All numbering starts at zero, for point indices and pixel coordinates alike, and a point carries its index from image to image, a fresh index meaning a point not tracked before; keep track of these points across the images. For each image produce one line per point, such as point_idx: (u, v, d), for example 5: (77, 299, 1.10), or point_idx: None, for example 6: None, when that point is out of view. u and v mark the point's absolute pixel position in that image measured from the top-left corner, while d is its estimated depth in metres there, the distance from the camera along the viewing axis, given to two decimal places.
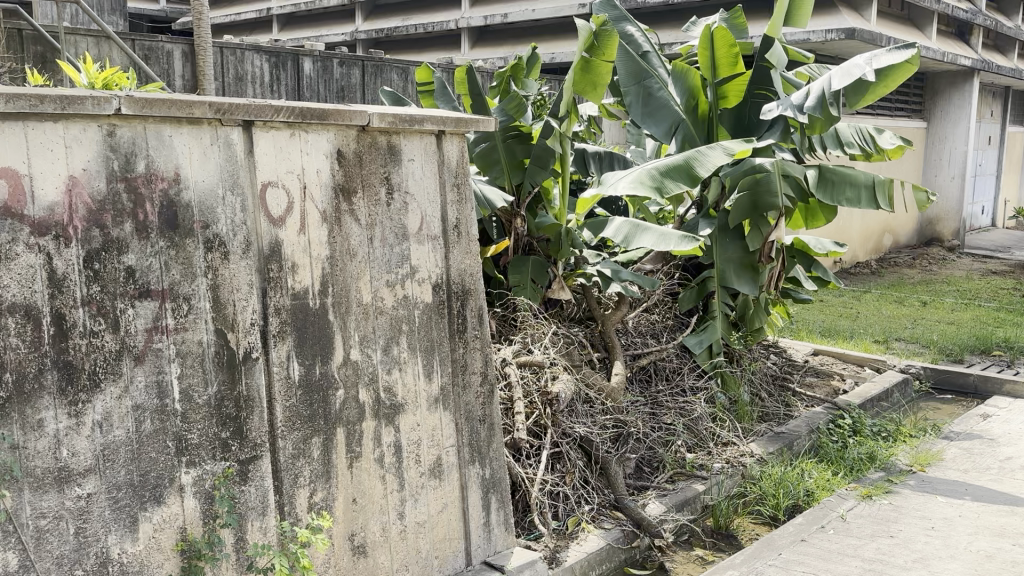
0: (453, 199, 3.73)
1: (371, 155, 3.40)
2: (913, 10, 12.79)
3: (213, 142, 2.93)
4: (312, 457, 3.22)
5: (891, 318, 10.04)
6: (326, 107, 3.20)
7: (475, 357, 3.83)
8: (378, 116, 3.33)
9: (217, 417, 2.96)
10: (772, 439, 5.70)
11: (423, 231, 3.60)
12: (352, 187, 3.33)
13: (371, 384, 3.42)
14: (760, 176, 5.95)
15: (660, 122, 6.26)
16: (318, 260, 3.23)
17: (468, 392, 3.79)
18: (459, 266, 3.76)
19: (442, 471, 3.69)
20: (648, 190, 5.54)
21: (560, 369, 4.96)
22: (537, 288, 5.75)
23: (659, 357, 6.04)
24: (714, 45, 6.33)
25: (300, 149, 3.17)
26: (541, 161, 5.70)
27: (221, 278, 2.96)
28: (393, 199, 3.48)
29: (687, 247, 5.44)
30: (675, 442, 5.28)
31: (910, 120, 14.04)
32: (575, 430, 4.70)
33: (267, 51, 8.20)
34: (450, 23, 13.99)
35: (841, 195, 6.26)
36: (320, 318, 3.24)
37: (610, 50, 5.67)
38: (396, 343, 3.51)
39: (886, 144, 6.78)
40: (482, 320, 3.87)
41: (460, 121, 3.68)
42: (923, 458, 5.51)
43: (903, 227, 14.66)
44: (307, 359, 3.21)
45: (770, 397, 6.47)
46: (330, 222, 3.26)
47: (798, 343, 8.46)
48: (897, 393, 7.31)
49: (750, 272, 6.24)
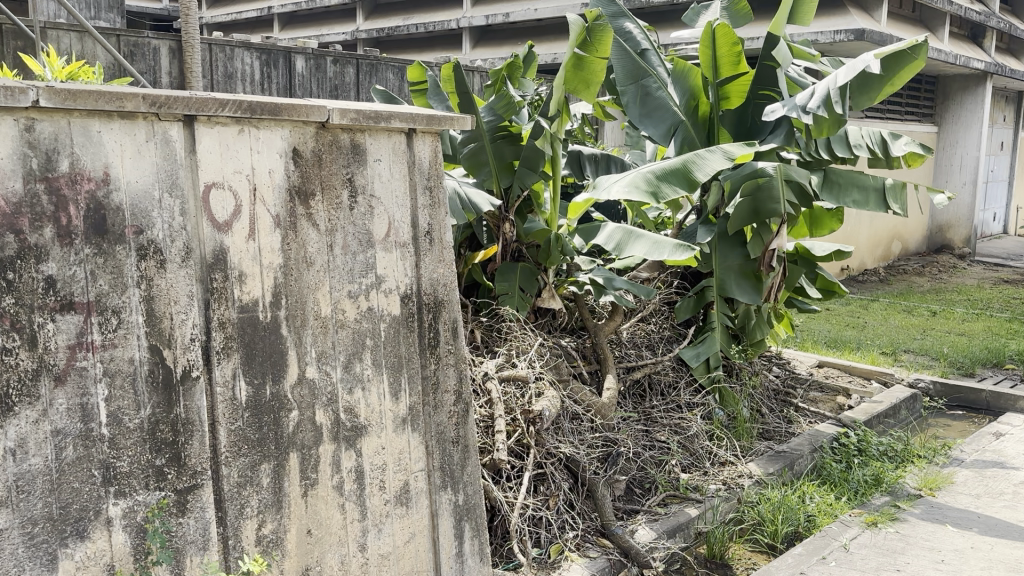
0: (425, 203, 3.44)
1: (331, 154, 3.12)
2: (924, 12, 12.48)
3: (148, 139, 2.65)
4: (261, 486, 2.95)
5: (900, 329, 9.72)
6: (280, 101, 2.92)
7: (448, 374, 3.54)
8: (338, 111, 3.05)
9: (151, 443, 2.68)
10: (772, 459, 5.39)
11: (391, 237, 3.31)
12: (310, 189, 3.05)
13: (330, 405, 3.13)
14: (762, 180, 5.62)
15: (658, 123, 5.97)
16: (270, 269, 2.95)
17: (440, 412, 3.50)
18: (431, 276, 3.47)
19: (409, 498, 3.39)
20: (642, 194, 5.25)
21: (546, 385, 4.66)
22: (526, 297, 5.47)
23: (654, 370, 5.74)
24: (716, 43, 6.02)
25: (250, 148, 2.89)
26: (531, 163, 5.42)
27: (155, 290, 2.68)
28: (356, 202, 3.19)
29: (683, 256, 5.16)
30: (668, 461, 4.98)
31: (921, 124, 13.71)
32: (560, 450, 4.41)
33: (257, 48, 7.94)
34: (451, 23, 13.70)
35: (847, 198, 6.00)
36: (271, 333, 2.95)
37: (605, 47, 5.36)
38: (359, 360, 3.22)
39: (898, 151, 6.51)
40: (456, 334, 3.58)
41: (431, 118, 3.39)
42: (932, 481, 5.23)
43: (913, 234, 14.33)
44: (256, 378, 2.92)
45: (771, 413, 6.18)
46: (284, 228, 2.98)
47: (802, 355, 8.14)
48: (905, 409, 7.00)
49: (752, 281, 5.92)
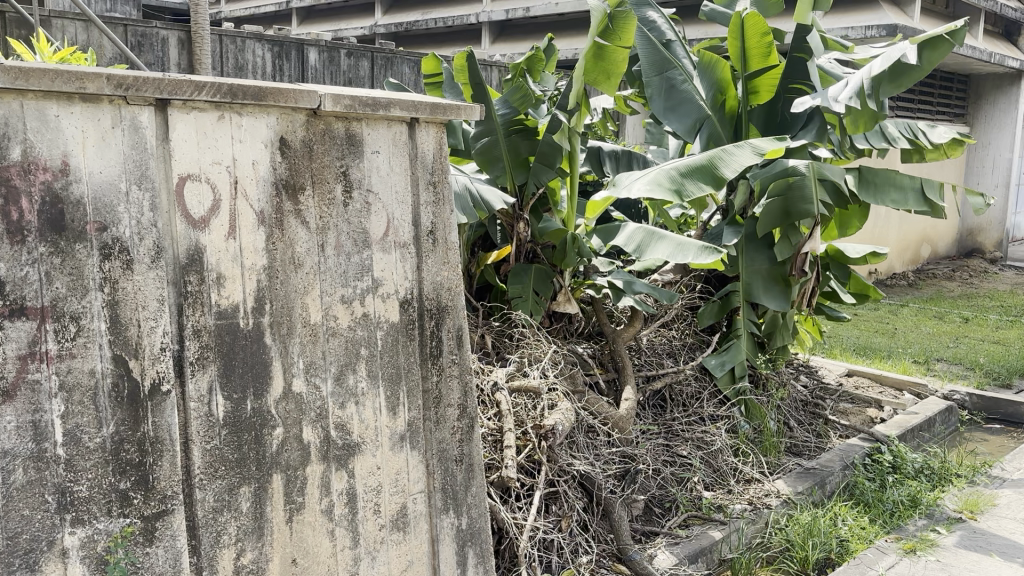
0: (429, 200, 3.14)
1: (323, 145, 2.82)
2: (958, 7, 12.00)
3: (114, 125, 2.37)
4: (240, 511, 2.66)
5: (932, 336, 9.33)
6: (265, 85, 2.63)
7: (451, 387, 3.24)
8: (331, 97, 2.75)
9: (115, 464, 2.41)
10: (801, 477, 5.04)
11: (390, 237, 3.01)
12: (299, 183, 2.76)
13: (320, 421, 2.83)
14: (794, 180, 5.29)
15: (683, 117, 5.61)
16: (254, 272, 2.66)
17: (442, 427, 3.21)
18: (434, 279, 3.18)
19: (407, 522, 3.10)
20: (666, 192, 4.93)
21: (561, 397, 4.34)
22: (541, 301, 5.17)
23: (676, 380, 5.41)
24: (745, 34, 5.72)
25: (231, 136, 2.60)
26: (547, 159, 5.15)
27: (121, 293, 2.40)
28: (351, 198, 2.89)
29: (709, 259, 4.81)
30: (690, 478, 4.67)
31: (953, 124, 13.25)
32: (574, 466, 4.09)
33: (269, 39, 7.69)
34: (472, 17, 13.42)
35: (886, 196, 5.61)
36: (253, 342, 2.66)
37: (627, 35, 5.05)
38: (353, 372, 2.92)
39: (938, 138, 6.17)
40: (462, 343, 3.29)
41: (436, 107, 3.08)
42: (974, 503, 4.89)
43: (943, 237, 13.87)
44: (236, 393, 2.63)
45: (800, 427, 5.84)
46: (270, 225, 2.69)
47: (830, 363, 7.78)
48: (940, 423, 6.63)
49: (781, 287, 5.57)
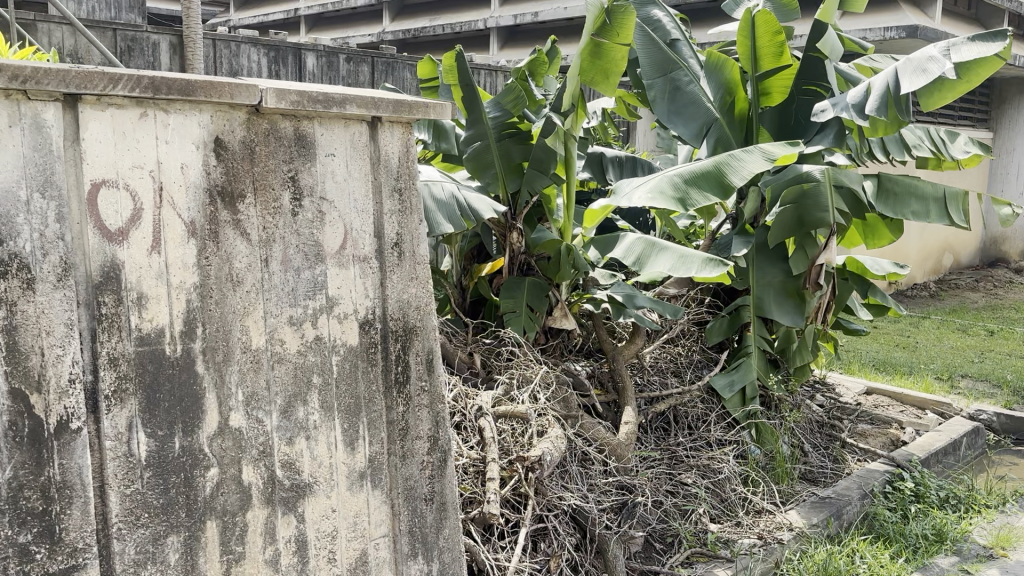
0: (394, 208, 2.80)
1: (267, 146, 2.49)
2: (981, 10, 11.56)
3: (12, 123, 2.05)
4: (168, 564, 2.34)
5: (955, 350, 8.89)
6: (196, 78, 2.31)
7: (420, 418, 2.90)
8: (275, 92, 2.42)
9: (13, 514, 2.08)
10: (816, 507, 4.65)
11: (347, 250, 2.68)
12: (238, 189, 2.43)
13: (263, 459, 2.50)
14: (808, 186, 4.93)
15: (689, 121, 5.29)
16: (183, 291, 2.33)
17: (409, 463, 2.86)
18: (400, 297, 2.83)
19: (367, 570, 2.76)
20: (668, 201, 4.60)
21: (552, 422, 3.98)
22: (535, 317, 4.84)
23: (681, 401, 5.04)
24: (756, 33, 5.37)
25: (156, 136, 2.28)
26: (542, 165, 4.77)
27: (20, 318, 2.08)
28: (301, 207, 2.56)
29: (714, 273, 4.45)
30: (694, 510, 4.29)
31: (977, 128, 12.76)
32: (564, 501, 3.73)
33: (264, 43, 7.41)
34: (479, 23, 13.05)
35: (906, 208, 5.25)
36: (181, 371, 2.34)
37: (627, 32, 4.70)
38: (303, 403, 2.58)
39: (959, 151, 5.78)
40: (433, 369, 2.94)
41: (400, 104, 2.74)
42: (1005, 538, 4.56)
43: (965, 246, 13.41)
44: (160, 431, 2.31)
45: (815, 451, 5.45)
46: (202, 237, 2.37)
47: (849, 379, 7.37)
48: (966, 445, 6.21)
49: (794, 300, 5.19)
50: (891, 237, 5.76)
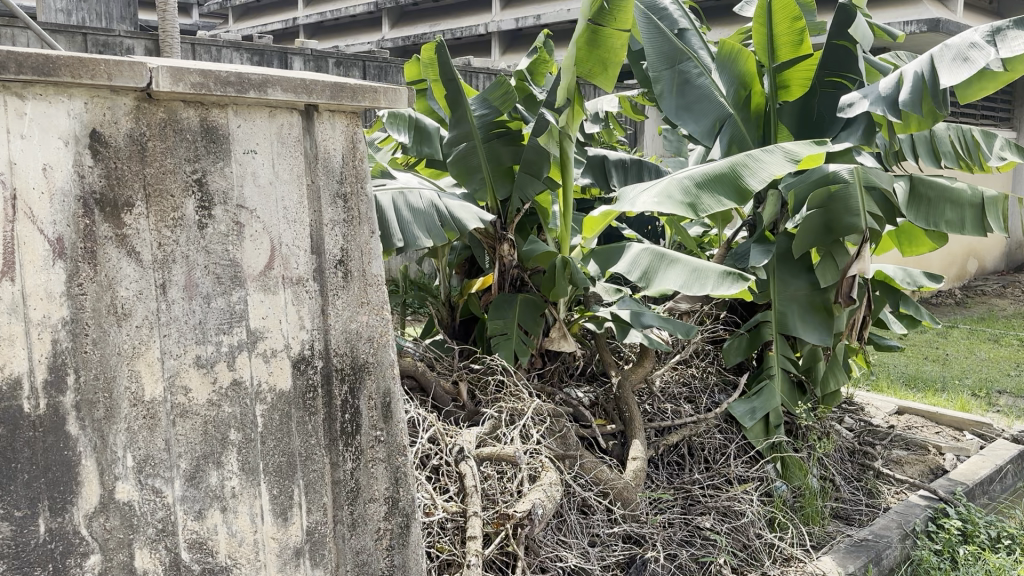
0: (337, 217, 2.27)
1: (164, 141, 1.96)
2: (1004, 4, 10.94)
3: None
4: None
5: (990, 363, 8.26)
6: (67, 55, 1.79)
7: (375, 475, 2.35)
8: (168, 71, 1.88)
9: None
10: (851, 552, 4.01)
11: (275, 271, 2.14)
12: (124, 197, 1.90)
13: (163, 540, 1.97)
14: (835, 188, 4.37)
15: (700, 117, 4.75)
16: (48, 329, 1.81)
17: (361, 533, 2.32)
18: (346, 329, 2.29)
19: None
20: (677, 207, 4.04)
21: (545, 464, 3.43)
22: (528, 340, 4.29)
23: (695, 432, 4.53)
24: (773, 20, 4.85)
25: (6, 129, 1.75)
26: (533, 167, 4.26)
27: None
28: (211, 217, 2.02)
29: (731, 289, 3.89)
30: (713, 561, 3.66)
31: (1001, 128, 12.13)
32: (560, 561, 3.18)
33: (248, 47, 6.85)
34: (480, 28, 12.55)
35: (940, 216, 4.68)
36: (46, 433, 1.80)
37: (628, 17, 4.16)
38: (217, 467, 2.04)
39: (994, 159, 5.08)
40: (391, 415, 2.39)
41: (341, 89, 2.20)
42: None
43: (990, 251, 12.75)
44: (17, 512, 1.78)
45: (846, 485, 4.87)
46: (74, 259, 1.83)
47: (878, 398, 6.77)
48: (1012, 472, 5.58)
49: (822, 316, 4.61)
50: (931, 244, 5.19)
